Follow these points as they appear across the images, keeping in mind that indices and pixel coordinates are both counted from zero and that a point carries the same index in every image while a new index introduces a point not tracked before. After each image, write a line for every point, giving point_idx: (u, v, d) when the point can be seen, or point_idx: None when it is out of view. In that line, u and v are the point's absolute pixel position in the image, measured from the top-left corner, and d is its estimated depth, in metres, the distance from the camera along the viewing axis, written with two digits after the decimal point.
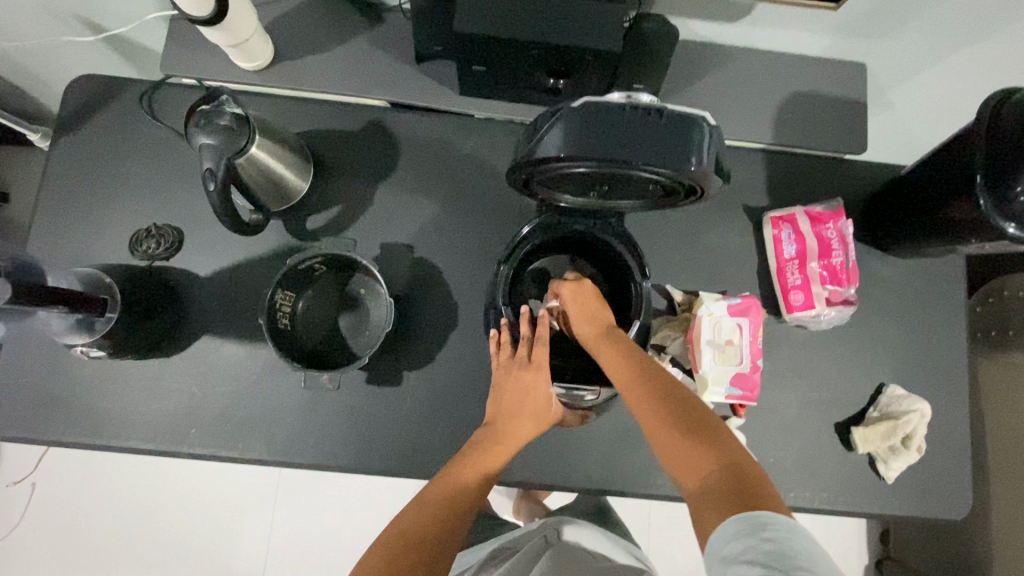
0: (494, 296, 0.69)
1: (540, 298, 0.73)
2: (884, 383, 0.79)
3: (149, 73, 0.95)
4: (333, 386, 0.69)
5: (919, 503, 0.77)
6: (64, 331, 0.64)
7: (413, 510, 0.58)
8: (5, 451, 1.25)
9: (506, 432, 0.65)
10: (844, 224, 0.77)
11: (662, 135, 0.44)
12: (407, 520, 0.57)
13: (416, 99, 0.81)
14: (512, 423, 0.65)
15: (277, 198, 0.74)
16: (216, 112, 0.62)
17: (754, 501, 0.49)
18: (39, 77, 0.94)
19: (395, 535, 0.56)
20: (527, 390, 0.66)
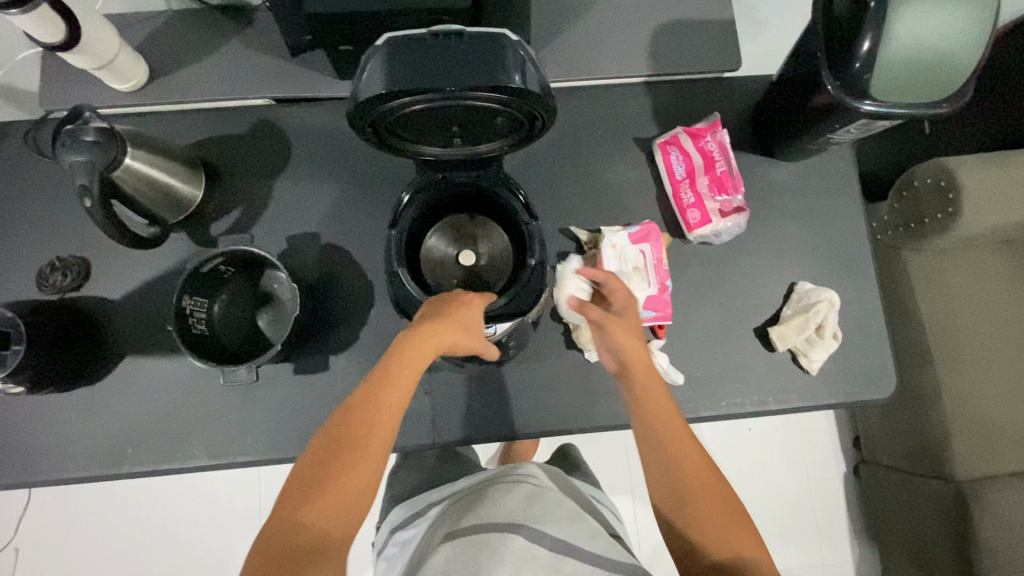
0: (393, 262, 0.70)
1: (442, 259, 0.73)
2: (794, 282, 0.81)
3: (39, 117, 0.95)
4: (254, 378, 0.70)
5: (847, 389, 0.80)
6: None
7: (345, 423, 0.57)
8: None
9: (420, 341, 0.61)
10: (722, 133, 0.80)
11: (474, 58, 0.46)
12: (338, 431, 0.57)
13: (297, 92, 0.82)
14: (426, 334, 0.60)
15: (171, 208, 0.75)
16: (81, 129, 0.63)
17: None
18: None
19: (329, 450, 0.57)
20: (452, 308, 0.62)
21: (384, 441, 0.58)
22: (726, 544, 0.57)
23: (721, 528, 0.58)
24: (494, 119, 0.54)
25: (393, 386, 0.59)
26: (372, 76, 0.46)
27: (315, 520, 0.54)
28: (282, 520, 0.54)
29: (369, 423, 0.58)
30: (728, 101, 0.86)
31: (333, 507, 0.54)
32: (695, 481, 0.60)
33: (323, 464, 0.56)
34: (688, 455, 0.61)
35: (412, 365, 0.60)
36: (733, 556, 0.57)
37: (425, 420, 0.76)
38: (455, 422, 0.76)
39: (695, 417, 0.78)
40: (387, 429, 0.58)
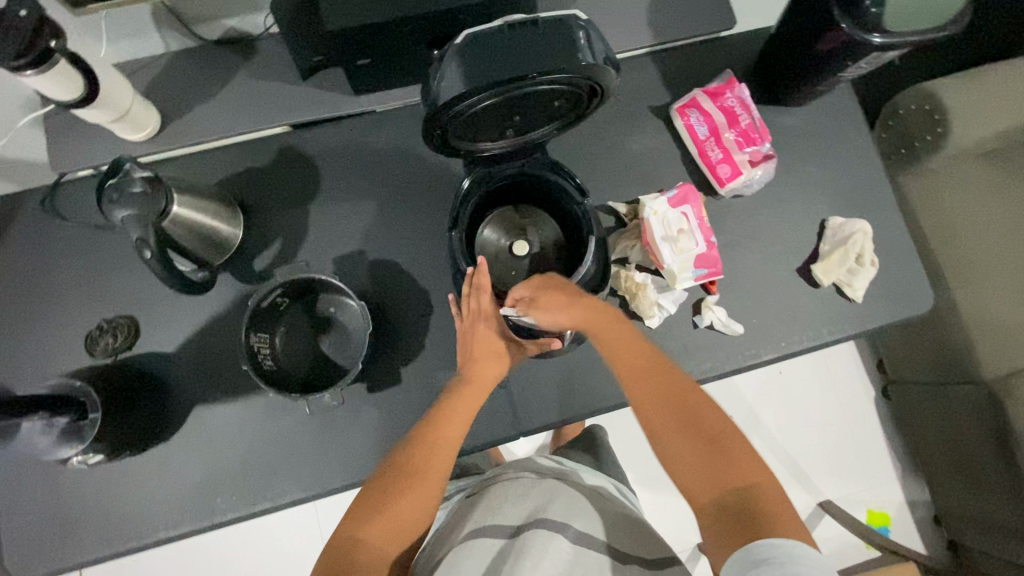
0: (456, 265, 0.71)
1: (500, 252, 0.74)
2: (825, 219, 0.85)
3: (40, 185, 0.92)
4: (337, 402, 0.70)
5: (890, 311, 0.84)
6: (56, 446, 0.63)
7: (407, 454, 0.62)
8: None
9: (474, 371, 0.68)
10: (740, 88, 0.82)
11: (546, 43, 0.47)
12: (399, 459, 0.62)
13: (315, 114, 0.82)
14: (478, 364, 0.68)
15: (214, 250, 0.74)
16: (126, 181, 0.61)
17: (755, 531, 0.51)
18: None
19: (394, 472, 0.61)
20: (482, 341, 0.69)
21: (442, 471, 0.62)
22: (717, 475, 0.57)
23: (716, 465, 0.57)
24: (557, 101, 0.55)
25: (451, 422, 0.65)
26: (451, 78, 0.47)
27: (368, 533, 0.57)
28: (341, 533, 0.58)
29: (426, 447, 0.63)
30: (730, 58, 0.89)
31: (396, 523, 0.58)
32: (682, 416, 0.61)
33: (384, 484, 0.60)
34: (681, 392, 0.62)
35: (465, 402, 0.66)
36: (734, 490, 0.55)
37: (507, 415, 0.76)
38: (536, 410, 0.76)
39: (758, 362, 0.81)
40: (445, 464, 0.63)
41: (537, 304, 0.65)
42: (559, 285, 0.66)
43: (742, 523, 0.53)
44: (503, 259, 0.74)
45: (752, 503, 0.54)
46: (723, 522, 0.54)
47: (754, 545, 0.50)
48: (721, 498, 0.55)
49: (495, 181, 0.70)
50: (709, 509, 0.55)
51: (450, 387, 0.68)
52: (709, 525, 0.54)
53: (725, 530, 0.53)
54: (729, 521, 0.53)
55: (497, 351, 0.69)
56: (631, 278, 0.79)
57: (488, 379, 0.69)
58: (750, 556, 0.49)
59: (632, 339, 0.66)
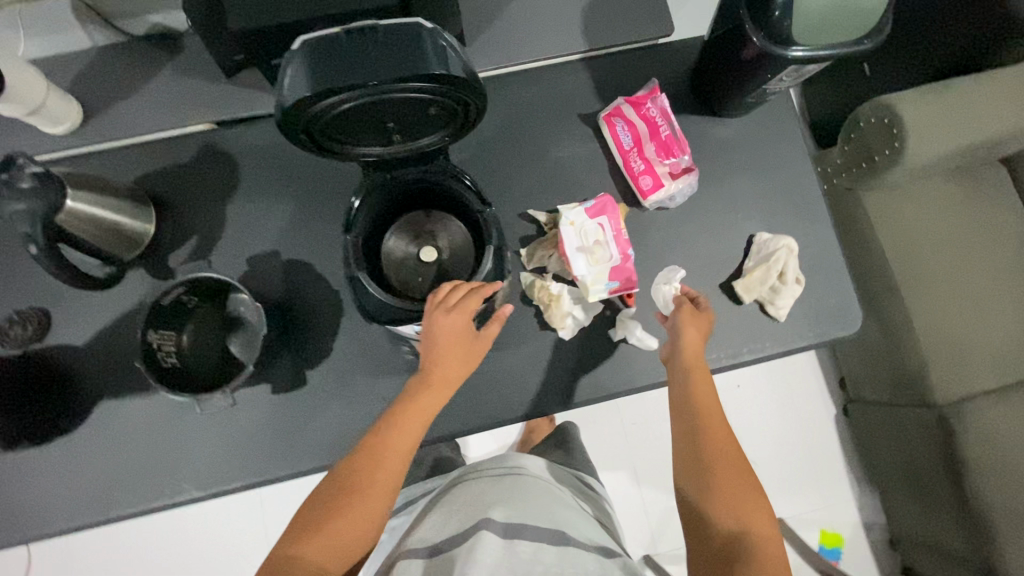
0: (349, 270, 0.68)
1: (406, 258, 0.73)
2: (753, 234, 0.83)
3: None
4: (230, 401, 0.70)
5: (816, 330, 0.82)
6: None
7: (345, 470, 0.61)
8: None
9: (434, 374, 0.65)
10: (660, 98, 0.81)
11: (385, 51, 0.47)
12: (340, 475, 0.61)
13: (239, 112, 0.82)
14: (439, 367, 0.65)
15: (125, 245, 0.74)
16: (13, 175, 0.60)
17: None
18: None
19: (337, 489, 0.60)
20: (447, 340, 0.64)
21: (386, 490, 0.61)
22: (732, 514, 0.60)
23: (735, 500, 0.61)
24: (429, 110, 0.54)
25: (400, 437, 0.63)
26: (296, 79, 0.47)
27: (313, 549, 0.57)
28: (286, 540, 0.59)
29: (371, 459, 0.62)
30: (666, 65, 0.87)
31: (334, 539, 0.58)
32: (725, 482, 0.62)
33: (328, 502, 0.60)
34: (727, 458, 0.63)
35: (417, 410, 0.64)
36: (738, 532, 0.58)
37: None
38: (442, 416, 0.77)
39: None
40: (390, 481, 0.62)
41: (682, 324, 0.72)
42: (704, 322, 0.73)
43: None
44: (408, 265, 0.73)
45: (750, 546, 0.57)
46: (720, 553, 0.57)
47: None
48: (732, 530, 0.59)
49: (396, 187, 0.70)
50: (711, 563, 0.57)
51: (409, 389, 0.66)
52: None
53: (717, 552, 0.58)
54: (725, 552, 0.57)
55: (462, 346, 0.65)
56: (545, 288, 0.78)
57: (445, 382, 0.65)
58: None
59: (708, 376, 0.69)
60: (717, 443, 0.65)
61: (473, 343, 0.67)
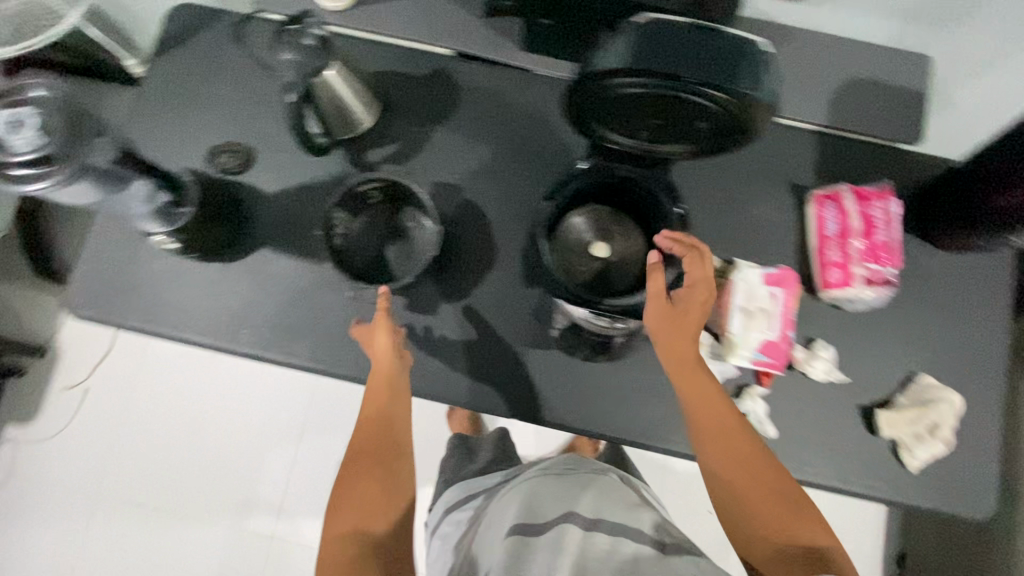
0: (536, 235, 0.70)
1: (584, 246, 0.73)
2: (915, 372, 0.78)
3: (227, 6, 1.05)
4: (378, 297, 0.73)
5: (939, 498, 0.76)
6: (21, 140, 0.50)
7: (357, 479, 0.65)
8: (75, 351, 1.40)
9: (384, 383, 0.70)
10: (892, 204, 0.76)
11: (713, 57, 0.48)
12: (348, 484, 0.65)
13: (481, 51, 0.85)
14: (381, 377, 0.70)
15: (342, 125, 0.79)
16: (302, 34, 0.69)
17: None
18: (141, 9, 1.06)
19: (353, 476, 0.65)
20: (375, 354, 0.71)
21: (404, 471, 0.67)
22: (785, 526, 0.58)
23: (780, 514, 0.59)
24: (701, 123, 0.55)
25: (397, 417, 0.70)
26: (618, 53, 0.48)
27: (364, 524, 0.63)
28: (342, 543, 0.61)
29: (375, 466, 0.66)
30: (897, 172, 0.83)
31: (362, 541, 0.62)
32: (754, 489, 0.60)
33: (353, 490, 0.64)
34: (750, 458, 0.61)
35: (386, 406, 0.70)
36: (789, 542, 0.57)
37: (510, 391, 0.79)
38: (540, 401, 0.78)
39: None
40: (398, 453, 0.68)
41: (651, 319, 0.65)
42: (687, 295, 0.64)
43: None
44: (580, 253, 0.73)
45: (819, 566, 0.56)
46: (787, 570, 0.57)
47: None
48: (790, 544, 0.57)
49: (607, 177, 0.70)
50: None
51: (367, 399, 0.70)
52: None
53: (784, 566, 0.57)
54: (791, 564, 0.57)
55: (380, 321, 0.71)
56: None
57: (384, 365, 0.71)
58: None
59: (698, 370, 0.64)
60: (737, 449, 0.62)
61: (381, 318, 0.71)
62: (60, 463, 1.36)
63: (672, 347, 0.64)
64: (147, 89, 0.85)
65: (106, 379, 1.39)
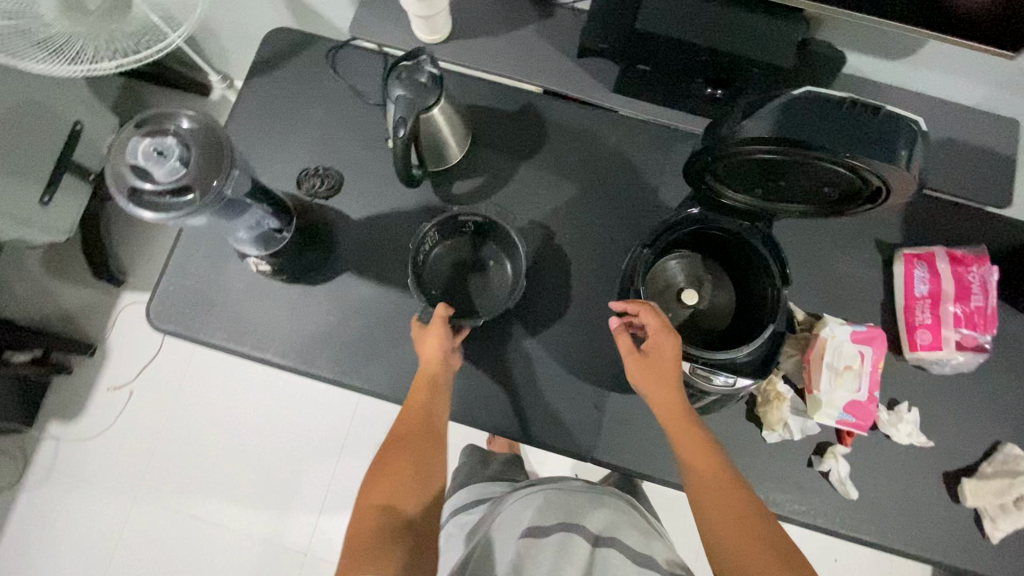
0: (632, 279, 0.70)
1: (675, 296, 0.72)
2: (1000, 441, 0.77)
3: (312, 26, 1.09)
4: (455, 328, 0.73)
5: (1022, 572, 0.74)
6: (162, 169, 0.51)
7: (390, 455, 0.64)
8: (122, 351, 1.41)
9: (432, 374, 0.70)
10: (989, 270, 0.75)
11: (866, 131, 0.47)
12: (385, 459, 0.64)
13: (571, 91, 0.87)
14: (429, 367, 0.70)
15: (435, 158, 0.81)
16: (417, 69, 0.69)
17: None
18: (230, 19, 1.12)
19: (392, 451, 0.64)
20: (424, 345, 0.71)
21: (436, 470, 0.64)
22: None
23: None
24: (830, 188, 0.55)
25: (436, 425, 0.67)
26: (761, 120, 0.49)
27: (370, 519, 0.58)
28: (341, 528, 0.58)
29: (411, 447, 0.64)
30: (984, 235, 0.82)
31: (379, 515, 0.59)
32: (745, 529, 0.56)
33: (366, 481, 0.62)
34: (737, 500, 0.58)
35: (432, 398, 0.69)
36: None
37: (587, 432, 0.78)
38: (617, 445, 0.78)
39: (852, 536, 0.75)
40: (428, 457, 0.64)
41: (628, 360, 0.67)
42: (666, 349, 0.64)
43: None
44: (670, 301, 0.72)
45: None
46: None
47: None
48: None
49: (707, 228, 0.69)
50: None
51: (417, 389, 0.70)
52: None
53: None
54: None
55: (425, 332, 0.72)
56: (775, 384, 0.75)
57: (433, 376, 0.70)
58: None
59: (679, 410, 0.64)
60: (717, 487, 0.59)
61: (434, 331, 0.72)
62: (99, 463, 1.36)
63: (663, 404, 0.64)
64: (241, 108, 0.87)
65: (150, 381, 1.40)
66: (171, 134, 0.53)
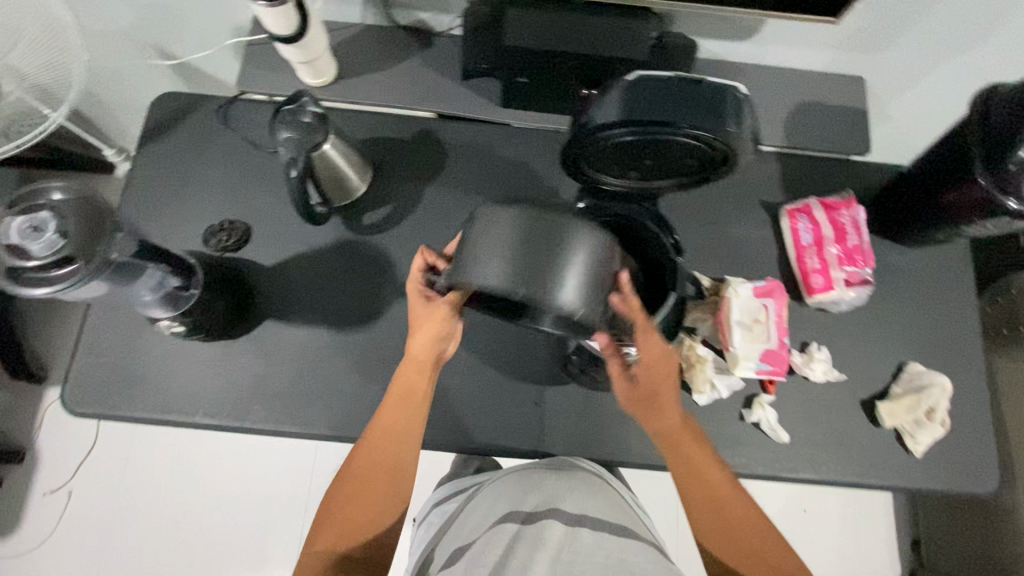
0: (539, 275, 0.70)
1: None
2: (904, 362, 0.83)
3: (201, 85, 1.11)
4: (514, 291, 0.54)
5: (948, 479, 0.80)
6: (38, 243, 0.51)
7: (362, 456, 0.72)
8: (55, 451, 1.33)
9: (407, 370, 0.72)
10: (858, 210, 0.83)
11: (700, 103, 0.53)
12: (360, 462, 0.71)
13: (462, 110, 0.91)
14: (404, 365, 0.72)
15: (339, 194, 0.83)
16: (299, 111, 0.71)
17: None
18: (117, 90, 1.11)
19: (364, 454, 0.72)
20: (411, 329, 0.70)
21: (404, 463, 0.72)
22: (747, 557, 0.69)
23: (738, 548, 0.69)
24: (689, 159, 0.60)
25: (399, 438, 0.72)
26: (607, 110, 0.53)
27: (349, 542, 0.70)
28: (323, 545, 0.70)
29: (383, 449, 0.71)
30: (853, 181, 0.91)
31: (361, 515, 0.71)
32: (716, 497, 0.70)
33: (348, 509, 0.71)
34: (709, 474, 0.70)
35: (401, 396, 0.71)
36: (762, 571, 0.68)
37: (532, 430, 0.80)
38: (562, 437, 0.80)
39: (793, 478, 0.79)
40: (393, 474, 0.72)
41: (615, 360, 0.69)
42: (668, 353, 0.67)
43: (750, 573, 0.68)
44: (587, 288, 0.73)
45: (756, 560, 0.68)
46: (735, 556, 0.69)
47: None
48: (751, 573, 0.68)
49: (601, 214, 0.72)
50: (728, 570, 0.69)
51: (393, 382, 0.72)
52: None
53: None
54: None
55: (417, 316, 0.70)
56: (695, 348, 0.79)
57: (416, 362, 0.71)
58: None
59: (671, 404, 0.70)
60: (700, 464, 0.71)
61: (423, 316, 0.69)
62: None
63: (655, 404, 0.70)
64: (136, 176, 0.86)
65: (89, 477, 1.32)
66: (47, 209, 0.53)
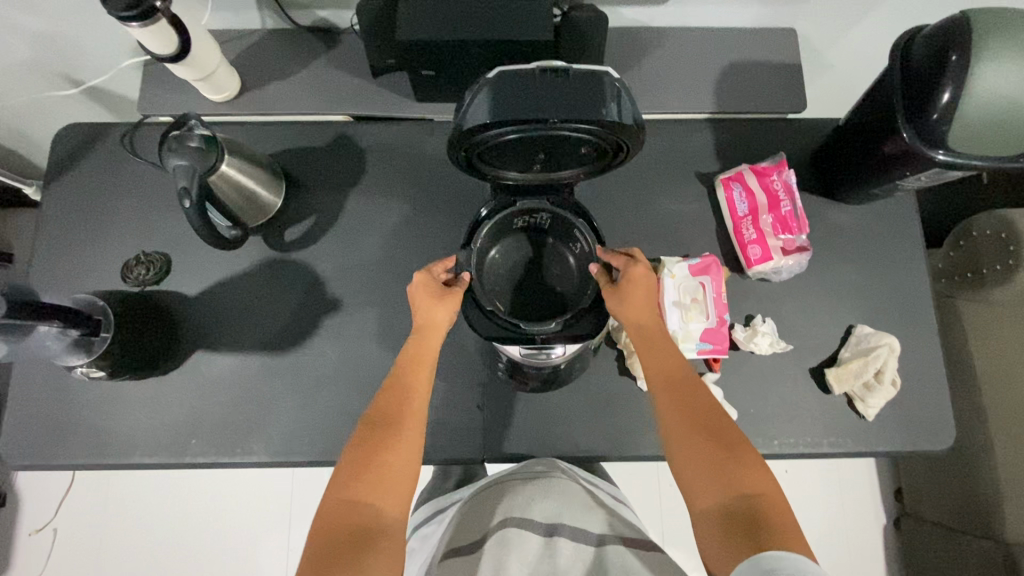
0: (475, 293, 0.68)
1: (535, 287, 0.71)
2: (852, 325, 0.81)
3: (116, 107, 1.07)
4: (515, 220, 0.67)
5: (901, 439, 0.78)
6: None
7: (379, 407, 0.64)
8: (34, 489, 1.34)
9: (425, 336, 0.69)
10: (788, 173, 0.81)
11: (574, 94, 0.51)
12: (376, 417, 0.63)
13: (376, 110, 0.86)
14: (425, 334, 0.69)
15: (254, 214, 0.80)
16: (186, 136, 0.68)
17: (759, 536, 0.52)
18: (30, 119, 1.07)
19: (381, 409, 0.64)
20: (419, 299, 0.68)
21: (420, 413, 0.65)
22: (724, 488, 0.57)
23: (731, 486, 0.56)
24: (580, 149, 0.58)
25: (417, 375, 0.67)
26: (477, 109, 0.52)
27: (373, 505, 0.58)
28: (341, 519, 0.56)
29: (403, 397, 0.65)
30: (790, 141, 0.87)
31: (377, 478, 0.59)
32: (705, 423, 0.61)
33: (357, 472, 0.59)
34: (695, 403, 0.63)
35: (424, 354, 0.68)
36: (741, 509, 0.55)
37: (478, 434, 0.78)
38: (509, 438, 0.78)
39: None
40: (410, 420, 0.64)
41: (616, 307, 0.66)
42: (640, 279, 0.67)
43: (745, 525, 0.53)
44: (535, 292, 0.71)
45: (757, 504, 0.55)
46: (724, 493, 0.56)
47: (761, 557, 0.49)
48: (723, 507, 0.55)
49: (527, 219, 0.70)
50: (711, 520, 0.56)
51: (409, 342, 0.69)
52: (714, 528, 0.55)
53: (725, 537, 0.54)
54: (732, 531, 0.54)
55: (441, 291, 0.68)
56: None
57: (442, 323, 0.68)
58: (754, 564, 0.48)
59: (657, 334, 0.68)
60: (683, 391, 0.63)
61: (455, 285, 0.68)
62: None
63: (639, 334, 0.67)
64: (48, 217, 0.84)
65: (70, 512, 1.32)
66: None
